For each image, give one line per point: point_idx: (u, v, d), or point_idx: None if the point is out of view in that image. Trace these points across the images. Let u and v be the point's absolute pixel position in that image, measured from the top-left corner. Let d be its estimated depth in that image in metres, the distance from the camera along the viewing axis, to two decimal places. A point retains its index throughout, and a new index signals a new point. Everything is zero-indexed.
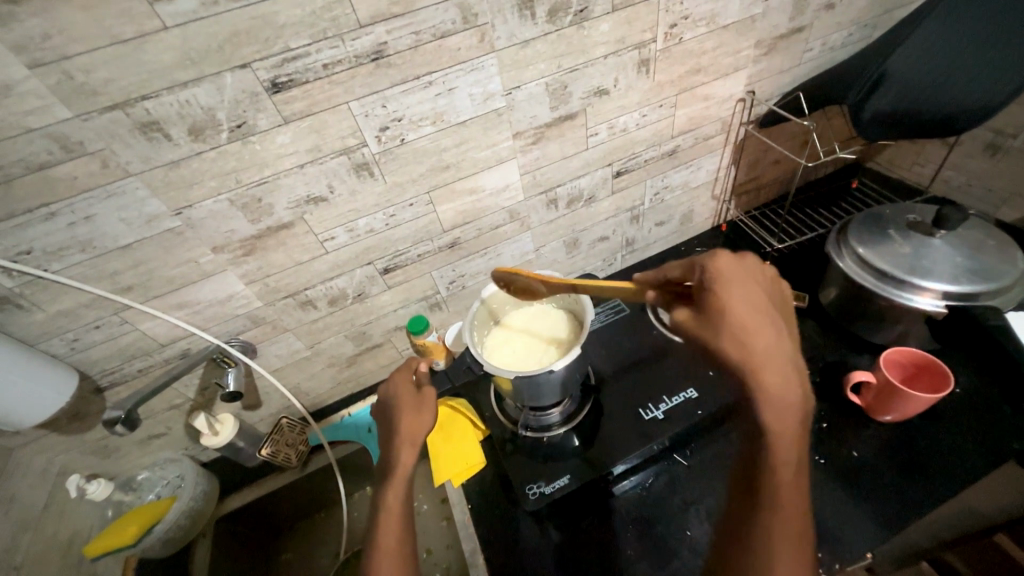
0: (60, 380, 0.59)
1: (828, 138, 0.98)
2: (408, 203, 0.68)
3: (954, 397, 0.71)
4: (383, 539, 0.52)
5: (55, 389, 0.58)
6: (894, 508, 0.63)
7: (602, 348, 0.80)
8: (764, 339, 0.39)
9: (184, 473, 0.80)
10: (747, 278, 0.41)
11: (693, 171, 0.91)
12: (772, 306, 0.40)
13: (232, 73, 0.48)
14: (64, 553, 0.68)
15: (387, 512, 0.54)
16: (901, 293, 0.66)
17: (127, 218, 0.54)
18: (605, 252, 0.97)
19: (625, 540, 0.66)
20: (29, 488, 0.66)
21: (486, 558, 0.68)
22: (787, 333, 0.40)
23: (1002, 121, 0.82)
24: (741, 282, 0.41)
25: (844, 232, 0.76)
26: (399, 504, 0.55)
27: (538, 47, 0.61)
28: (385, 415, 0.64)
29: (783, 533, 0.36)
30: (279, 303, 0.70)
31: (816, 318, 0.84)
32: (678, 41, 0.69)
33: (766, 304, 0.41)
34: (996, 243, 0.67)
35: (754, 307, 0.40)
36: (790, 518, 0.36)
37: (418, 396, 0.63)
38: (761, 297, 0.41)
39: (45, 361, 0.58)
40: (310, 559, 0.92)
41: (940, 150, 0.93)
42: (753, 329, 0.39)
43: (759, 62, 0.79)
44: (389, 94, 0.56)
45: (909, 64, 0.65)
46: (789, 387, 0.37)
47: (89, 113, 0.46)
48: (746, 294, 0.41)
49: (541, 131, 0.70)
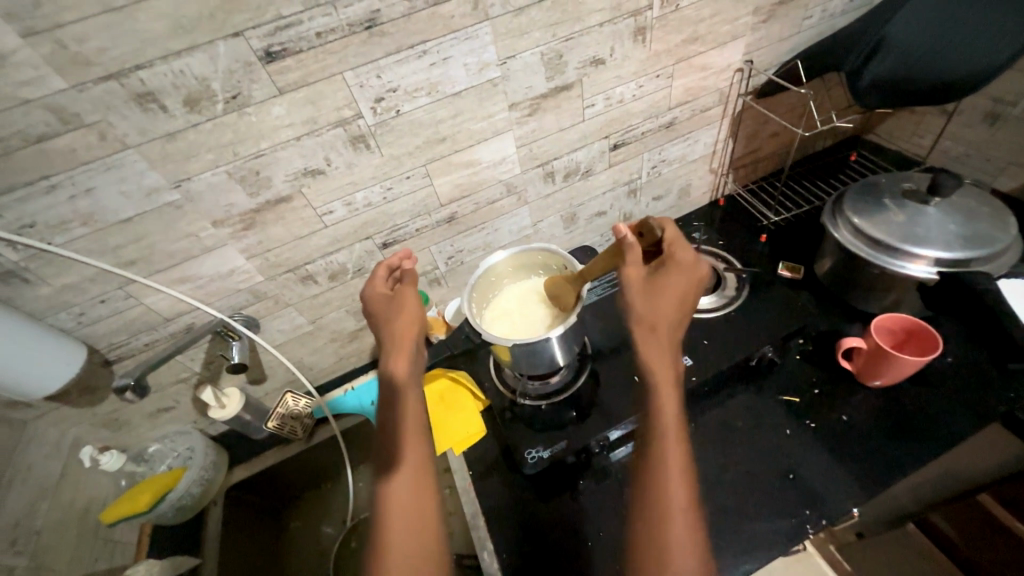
0: (67, 353, 0.60)
1: (827, 109, 0.97)
2: (405, 176, 0.68)
3: (943, 363, 0.73)
4: (405, 506, 0.49)
5: (63, 361, 0.59)
6: (879, 469, 0.65)
7: (599, 320, 0.82)
8: (665, 316, 0.53)
9: (194, 446, 0.83)
10: (674, 263, 0.55)
11: (690, 143, 0.91)
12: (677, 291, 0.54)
13: (225, 42, 0.48)
14: (80, 520, 0.71)
15: (401, 482, 0.50)
16: (895, 260, 0.67)
17: (127, 190, 0.54)
18: (603, 227, 0.98)
19: (621, 501, 0.69)
20: (46, 459, 0.68)
21: (487, 521, 0.71)
22: (682, 311, 0.54)
23: (1002, 89, 0.81)
24: (668, 271, 0.55)
25: (840, 201, 0.76)
26: (415, 467, 0.51)
27: (532, 15, 0.60)
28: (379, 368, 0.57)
29: (678, 475, 0.47)
30: (280, 278, 0.71)
31: (811, 289, 0.85)
32: (675, 8, 0.68)
33: (682, 291, 0.54)
34: (990, 210, 0.68)
35: (674, 289, 0.54)
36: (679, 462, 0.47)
37: (415, 339, 0.59)
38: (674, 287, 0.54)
39: (52, 334, 0.59)
40: (316, 529, 0.96)
41: (940, 120, 0.92)
42: (658, 307, 0.54)
43: (758, 30, 0.78)
44: (383, 64, 0.56)
45: (907, 28, 0.64)
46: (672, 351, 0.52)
47: (84, 84, 0.46)
48: (672, 280, 0.54)
49: (537, 103, 0.70)
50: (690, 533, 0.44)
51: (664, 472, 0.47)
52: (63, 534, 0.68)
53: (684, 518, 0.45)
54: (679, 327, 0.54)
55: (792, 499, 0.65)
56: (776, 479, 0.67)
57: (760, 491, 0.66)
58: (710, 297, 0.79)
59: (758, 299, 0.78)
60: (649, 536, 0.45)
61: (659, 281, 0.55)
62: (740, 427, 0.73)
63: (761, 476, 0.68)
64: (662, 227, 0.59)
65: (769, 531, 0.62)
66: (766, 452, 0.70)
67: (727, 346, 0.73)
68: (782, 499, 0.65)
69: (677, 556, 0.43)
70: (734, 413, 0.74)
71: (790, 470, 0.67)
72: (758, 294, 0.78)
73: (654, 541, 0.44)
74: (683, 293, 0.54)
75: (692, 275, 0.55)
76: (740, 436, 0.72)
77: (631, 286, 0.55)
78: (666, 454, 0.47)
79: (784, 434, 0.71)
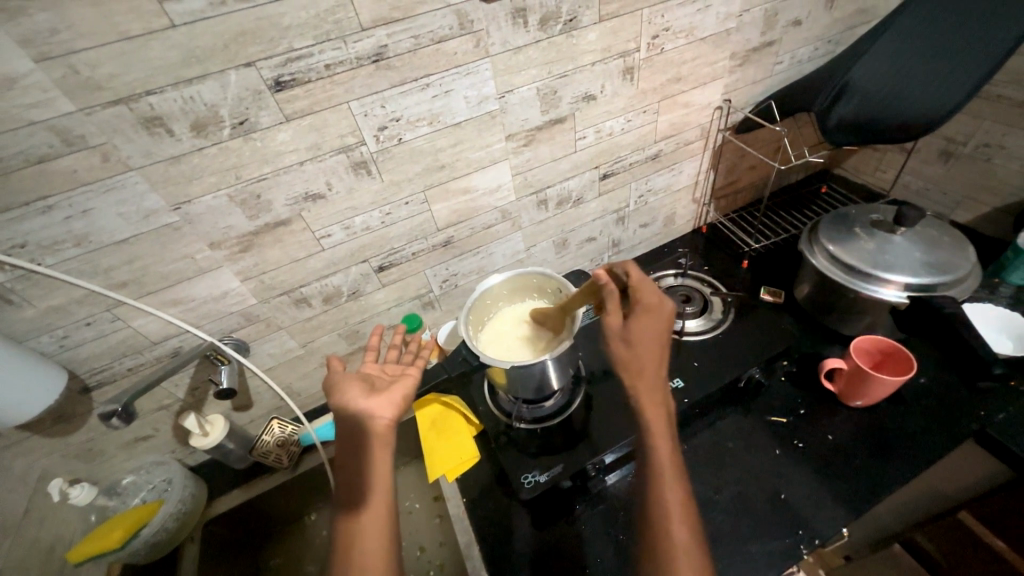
0: (39, 399, 0.56)
1: (799, 144, 1.04)
2: (404, 201, 0.70)
3: (918, 384, 0.77)
4: (367, 544, 0.51)
5: (24, 408, 0.55)
6: (867, 487, 0.67)
7: (592, 344, 0.83)
8: (647, 360, 0.54)
9: (172, 477, 0.79)
10: (641, 304, 0.56)
11: (675, 174, 0.96)
12: (655, 337, 0.55)
13: (236, 72, 0.50)
14: (45, 560, 0.66)
15: (366, 518, 0.53)
16: (869, 286, 0.71)
17: (126, 212, 0.54)
18: (592, 252, 1.01)
19: (617, 526, 0.68)
20: (11, 493, 0.64)
21: (482, 549, 0.69)
22: (661, 348, 0.55)
23: (952, 130, 0.89)
24: (635, 316, 0.56)
25: (815, 230, 0.81)
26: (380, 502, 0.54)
27: (530, 54, 0.64)
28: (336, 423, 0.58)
29: (677, 517, 0.47)
30: (274, 300, 0.70)
31: (792, 313, 0.89)
32: (660, 51, 0.74)
33: (655, 330, 0.55)
34: (951, 239, 0.73)
35: (647, 333, 0.55)
36: (676, 499, 0.48)
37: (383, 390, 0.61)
38: (650, 329, 0.55)
39: (41, 376, 0.57)
40: (298, 565, 0.91)
41: (899, 157, 1.00)
42: (639, 350, 0.55)
43: (735, 73, 0.84)
44: (388, 95, 0.58)
45: (868, 76, 0.71)
46: (658, 393, 0.54)
47: (92, 108, 0.46)
48: (644, 323, 0.55)
49: (533, 134, 0.73)
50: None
51: (664, 515, 0.47)
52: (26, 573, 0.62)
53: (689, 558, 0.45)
54: (664, 368, 0.55)
55: (786, 520, 0.65)
56: (769, 501, 0.68)
57: (754, 512, 0.67)
58: (698, 321, 0.83)
59: (743, 322, 0.81)
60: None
61: (633, 328, 0.55)
62: (731, 449, 0.74)
63: (754, 496, 0.69)
64: (626, 271, 0.59)
65: (765, 553, 0.62)
66: (756, 472, 0.71)
67: (717, 368, 0.75)
68: (774, 520, 0.66)
69: None
70: (725, 434, 0.76)
71: (781, 491, 0.69)
72: (744, 317, 0.81)
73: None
74: (657, 333, 0.55)
75: (660, 310, 0.56)
76: (732, 457, 0.73)
77: (612, 334, 0.56)
78: (663, 491, 0.49)
79: (774, 455, 0.72)
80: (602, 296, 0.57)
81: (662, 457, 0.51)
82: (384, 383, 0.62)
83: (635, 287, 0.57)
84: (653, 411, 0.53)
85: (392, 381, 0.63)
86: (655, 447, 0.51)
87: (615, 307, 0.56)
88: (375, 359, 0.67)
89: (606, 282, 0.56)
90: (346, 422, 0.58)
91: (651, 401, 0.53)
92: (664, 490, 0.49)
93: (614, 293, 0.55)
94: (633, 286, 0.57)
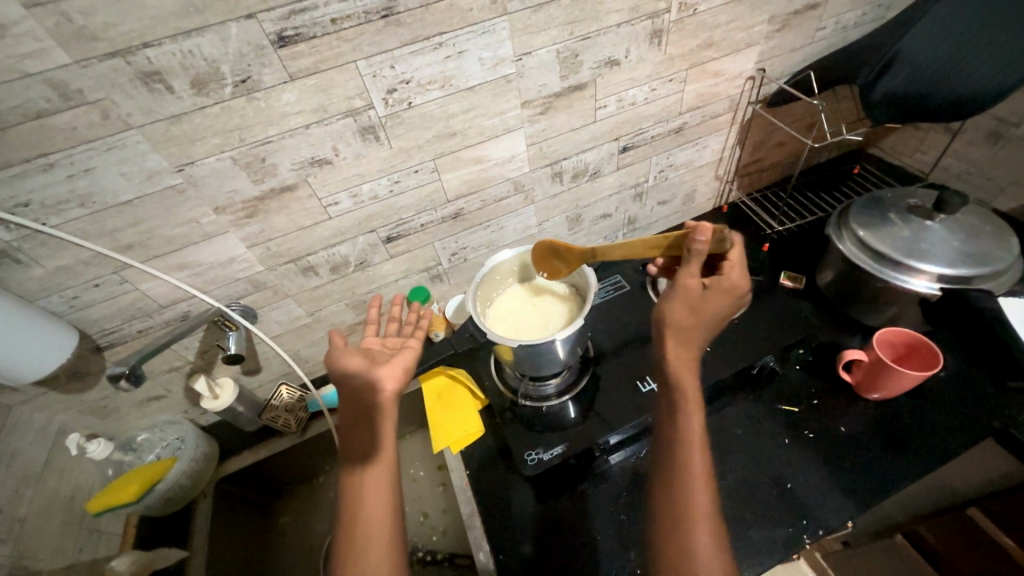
0: (45, 363, 0.56)
1: (835, 120, 0.98)
2: (413, 169, 0.67)
3: (941, 379, 0.74)
4: (371, 514, 0.51)
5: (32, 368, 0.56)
6: (877, 480, 0.65)
7: (602, 323, 0.82)
8: (698, 329, 0.51)
9: (184, 435, 0.81)
10: (723, 280, 0.52)
11: (698, 149, 0.91)
12: (720, 313, 0.51)
13: (237, 24, 0.47)
14: (66, 509, 0.69)
15: (371, 488, 0.52)
16: (898, 276, 0.67)
17: (128, 172, 0.52)
18: (607, 229, 0.97)
19: (620, 506, 0.68)
20: (31, 445, 0.67)
21: (483, 520, 0.70)
22: (715, 327, 0.52)
23: (1006, 109, 0.82)
24: (715, 287, 0.51)
25: (845, 214, 0.76)
26: (386, 475, 0.53)
27: (550, 12, 0.60)
28: (340, 395, 0.58)
29: (701, 489, 0.46)
30: (281, 268, 0.70)
31: (812, 300, 0.86)
32: (692, 13, 0.68)
33: (722, 310, 0.51)
34: (994, 229, 0.68)
35: (716, 307, 0.51)
36: (701, 467, 0.47)
37: (389, 363, 0.60)
38: (718, 302, 0.51)
39: (56, 346, 0.58)
40: (306, 522, 0.95)
41: (943, 138, 0.93)
42: (694, 318, 0.51)
43: (772, 39, 0.78)
44: (398, 54, 0.55)
45: (921, 45, 0.64)
46: (697, 363, 0.51)
47: (88, 60, 0.44)
48: (715, 297, 0.51)
49: (550, 101, 0.69)
50: (713, 541, 0.44)
51: (688, 482, 0.46)
52: (47, 522, 0.66)
53: (707, 524, 0.44)
54: (709, 342, 0.52)
55: (790, 508, 0.65)
56: (774, 489, 0.67)
57: (757, 499, 0.66)
58: None
59: (760, 308, 0.78)
60: (673, 547, 0.44)
61: (703, 295, 0.51)
62: (739, 435, 0.73)
63: (759, 483, 0.68)
64: (732, 242, 0.52)
65: (767, 540, 0.62)
66: (762, 460, 0.70)
67: (730, 354, 0.73)
68: (779, 508, 0.65)
69: (701, 563, 0.43)
70: (733, 420, 0.75)
71: (787, 480, 0.68)
72: (761, 303, 0.78)
73: (677, 542, 0.44)
74: (723, 312, 0.51)
75: (737, 289, 0.52)
76: (739, 443, 0.72)
77: (679, 295, 0.51)
78: (689, 458, 0.47)
79: (783, 444, 0.71)
80: (686, 256, 0.52)
81: (693, 424, 0.48)
82: (385, 356, 0.62)
83: (728, 264, 0.52)
84: (687, 379, 0.50)
85: (393, 355, 0.63)
86: (686, 413, 0.49)
87: (694, 271, 0.51)
88: (376, 333, 0.66)
89: (704, 240, 0.50)
90: (350, 395, 0.57)
91: (688, 368, 0.50)
92: (692, 461, 0.46)
93: (703, 254, 0.51)
94: (729, 260, 0.52)
